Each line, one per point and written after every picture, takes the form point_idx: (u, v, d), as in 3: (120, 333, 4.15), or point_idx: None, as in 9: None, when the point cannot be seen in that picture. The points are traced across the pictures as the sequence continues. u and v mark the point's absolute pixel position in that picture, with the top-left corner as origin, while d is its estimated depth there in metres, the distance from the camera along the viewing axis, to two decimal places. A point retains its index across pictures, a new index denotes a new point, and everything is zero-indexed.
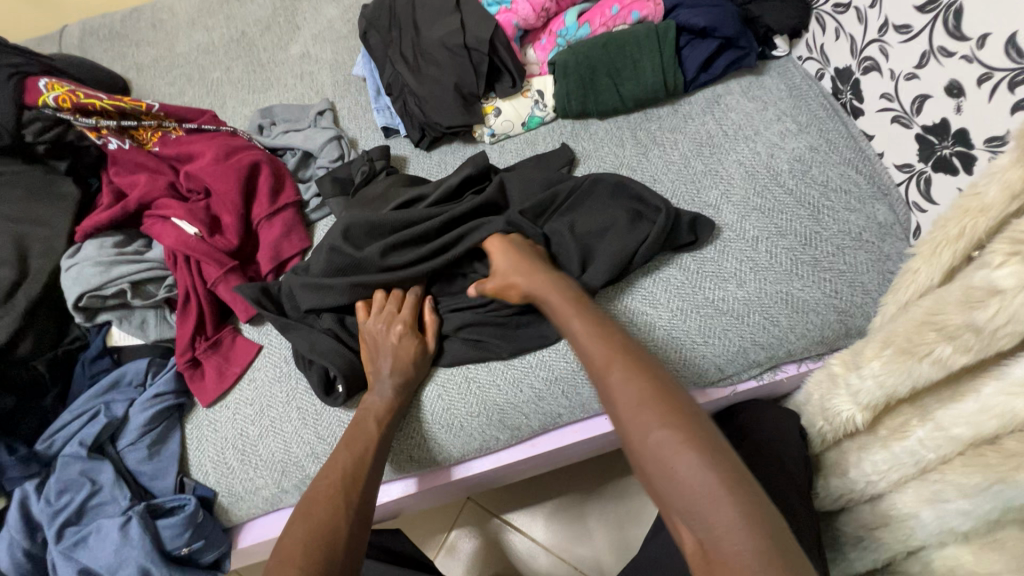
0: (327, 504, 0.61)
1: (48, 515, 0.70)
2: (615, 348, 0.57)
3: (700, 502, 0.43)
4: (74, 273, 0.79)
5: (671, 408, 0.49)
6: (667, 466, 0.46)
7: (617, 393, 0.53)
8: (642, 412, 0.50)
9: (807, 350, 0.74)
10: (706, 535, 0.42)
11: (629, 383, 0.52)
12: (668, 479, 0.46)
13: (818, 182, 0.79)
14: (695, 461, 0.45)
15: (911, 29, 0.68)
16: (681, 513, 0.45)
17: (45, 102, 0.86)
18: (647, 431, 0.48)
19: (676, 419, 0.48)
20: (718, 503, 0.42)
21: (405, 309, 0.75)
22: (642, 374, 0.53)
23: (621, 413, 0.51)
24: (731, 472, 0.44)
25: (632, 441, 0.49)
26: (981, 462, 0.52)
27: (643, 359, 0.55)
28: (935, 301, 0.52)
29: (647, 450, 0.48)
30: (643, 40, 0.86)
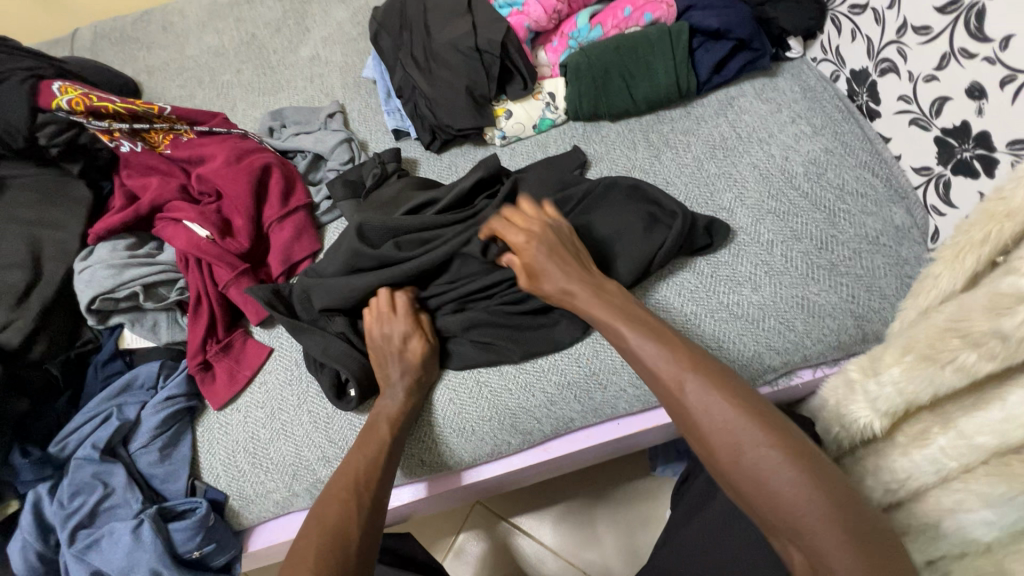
0: (339, 508, 0.61)
1: (61, 517, 0.70)
2: (684, 362, 0.56)
3: (809, 525, 0.45)
4: (87, 276, 0.79)
5: (762, 428, 0.49)
6: (769, 491, 0.47)
7: (700, 414, 0.52)
8: (732, 436, 0.50)
9: (824, 355, 0.73)
10: (817, 557, 0.45)
11: (714, 402, 0.52)
12: (771, 503, 0.47)
13: (833, 185, 0.78)
14: (798, 484, 0.46)
15: (931, 30, 0.67)
16: (789, 535, 0.47)
17: (58, 106, 0.84)
18: (740, 454, 0.49)
19: (772, 440, 0.49)
20: (827, 527, 0.44)
21: (399, 308, 0.74)
22: (719, 392, 0.52)
23: (710, 435, 0.51)
24: (831, 490, 0.46)
25: (725, 464, 0.50)
26: (1007, 472, 0.51)
27: (716, 370, 0.55)
28: (959, 307, 0.51)
29: (745, 475, 0.48)
30: (655, 42, 0.86)
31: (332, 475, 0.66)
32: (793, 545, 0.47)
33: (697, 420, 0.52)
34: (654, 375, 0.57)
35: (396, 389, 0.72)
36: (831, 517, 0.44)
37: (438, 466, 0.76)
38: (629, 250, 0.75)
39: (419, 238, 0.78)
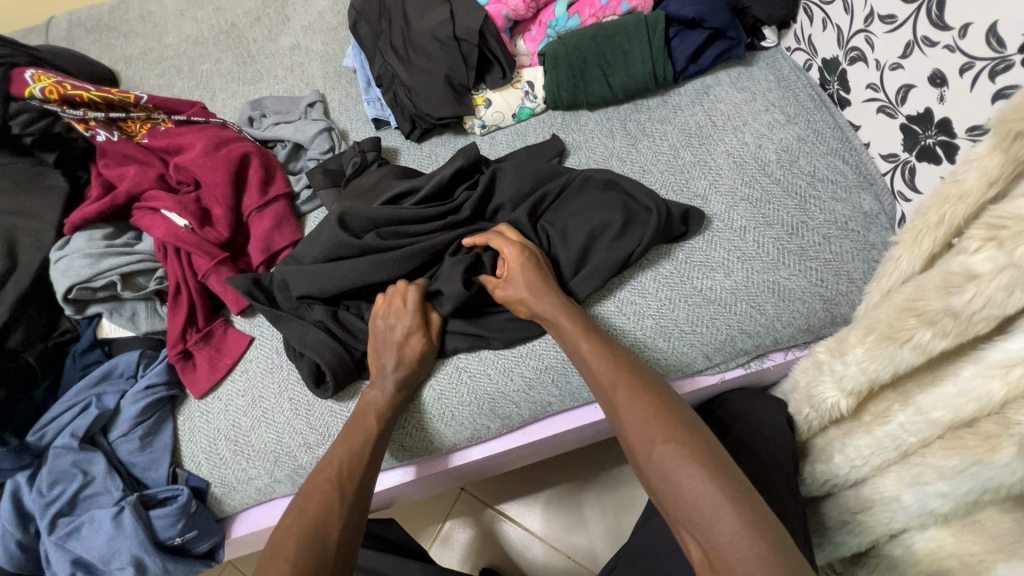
0: (322, 499, 0.62)
1: (40, 506, 0.70)
2: (621, 370, 0.63)
3: (704, 515, 0.49)
4: (64, 265, 0.79)
5: (673, 428, 0.55)
6: (671, 480, 0.52)
7: (625, 415, 0.59)
8: (648, 432, 0.56)
9: (794, 337, 0.75)
10: (711, 546, 0.47)
11: (636, 405, 0.59)
12: (671, 490, 0.51)
13: (805, 172, 0.80)
14: (696, 473, 0.51)
15: (896, 19, 0.68)
16: (687, 526, 0.50)
17: (31, 94, 0.84)
18: (652, 449, 0.55)
19: (681, 437, 0.54)
20: (723, 516, 0.48)
21: (410, 303, 0.74)
22: (640, 396, 0.59)
23: (629, 431, 0.58)
24: (732, 484, 0.50)
25: (639, 458, 0.56)
26: (959, 444, 0.52)
27: (648, 383, 0.62)
28: (916, 288, 0.52)
29: (653, 466, 0.54)
30: (632, 31, 0.86)
31: (317, 464, 0.67)
32: (692, 536, 0.50)
33: (623, 418, 0.59)
34: (594, 382, 0.64)
35: (384, 380, 0.72)
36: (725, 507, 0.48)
37: (421, 450, 0.77)
38: (609, 241, 0.76)
39: (400, 230, 0.78)
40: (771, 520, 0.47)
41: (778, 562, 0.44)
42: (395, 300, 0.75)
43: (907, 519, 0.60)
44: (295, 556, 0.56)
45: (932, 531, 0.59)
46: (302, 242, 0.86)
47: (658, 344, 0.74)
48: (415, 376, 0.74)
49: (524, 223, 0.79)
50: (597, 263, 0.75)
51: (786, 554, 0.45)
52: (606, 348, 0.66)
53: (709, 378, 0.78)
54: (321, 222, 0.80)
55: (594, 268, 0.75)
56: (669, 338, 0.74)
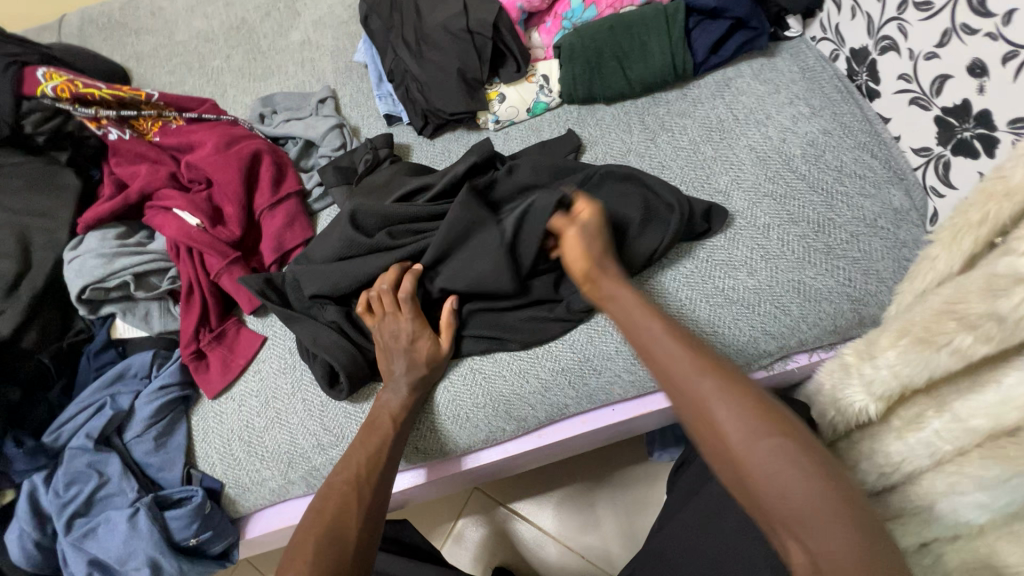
0: (340, 501, 0.62)
1: (57, 506, 0.70)
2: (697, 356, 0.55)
3: (819, 520, 0.44)
4: (77, 265, 0.78)
5: (773, 419, 0.49)
6: (782, 482, 0.46)
7: (715, 404, 0.51)
8: (748, 425, 0.49)
9: (820, 339, 0.73)
10: (828, 553, 0.43)
11: (726, 395, 0.51)
12: (781, 492, 0.46)
13: (832, 167, 0.77)
14: (809, 473, 0.46)
15: (932, 6, 0.65)
16: (796, 531, 0.45)
17: (43, 92, 0.84)
18: (755, 444, 0.48)
19: (783, 431, 0.49)
20: (841, 520, 0.44)
21: (405, 308, 0.73)
22: (726, 386, 0.52)
23: (715, 424, 0.51)
24: (841, 485, 0.46)
25: (734, 454, 0.49)
26: (1001, 454, 0.51)
27: (728, 368, 0.55)
28: (956, 289, 0.51)
29: (757, 465, 0.47)
30: (651, 21, 0.84)
31: (340, 465, 0.66)
32: (798, 541, 0.45)
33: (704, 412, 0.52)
34: (667, 364, 0.56)
35: (400, 381, 0.71)
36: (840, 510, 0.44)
37: (436, 452, 0.76)
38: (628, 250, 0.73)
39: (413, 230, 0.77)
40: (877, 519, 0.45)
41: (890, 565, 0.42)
42: (389, 309, 0.73)
43: None
44: (313, 556, 0.55)
45: None
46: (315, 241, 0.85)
47: None
48: (431, 377, 0.73)
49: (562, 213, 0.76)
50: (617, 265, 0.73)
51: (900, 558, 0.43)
52: (674, 329, 0.59)
53: None
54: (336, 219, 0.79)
55: None
56: None
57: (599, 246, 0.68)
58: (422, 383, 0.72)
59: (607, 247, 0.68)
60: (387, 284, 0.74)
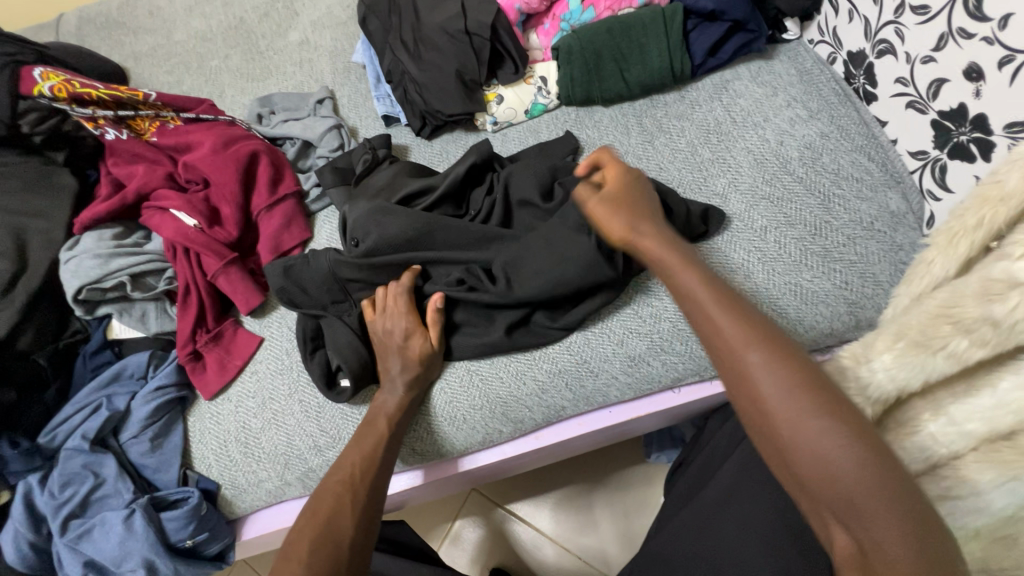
0: (335, 501, 0.61)
1: (51, 507, 0.70)
2: (753, 329, 0.50)
3: (864, 505, 0.41)
4: (73, 266, 0.78)
5: (824, 395, 0.45)
6: (828, 462, 0.42)
7: (760, 374, 0.47)
8: (794, 398, 0.45)
9: (816, 342, 0.73)
10: (873, 541, 0.40)
11: (770, 365, 0.47)
12: (827, 472, 0.42)
13: (829, 170, 0.77)
14: (859, 456, 0.42)
15: (929, 10, 0.65)
16: (839, 513, 0.42)
17: (40, 92, 0.83)
18: (801, 419, 0.44)
19: (836, 409, 0.44)
20: (891, 508, 0.40)
21: (403, 305, 0.73)
22: (774, 356, 0.48)
23: (764, 402, 0.47)
24: (895, 472, 0.41)
25: (776, 427, 0.46)
26: (996, 458, 0.51)
27: (781, 337, 0.50)
28: (951, 293, 0.51)
29: (801, 442, 0.44)
30: (649, 24, 0.84)
31: (336, 465, 0.66)
32: (841, 523, 0.42)
33: (754, 387, 0.47)
34: (708, 328, 0.53)
35: (396, 381, 0.71)
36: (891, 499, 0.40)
37: (433, 454, 0.76)
38: None
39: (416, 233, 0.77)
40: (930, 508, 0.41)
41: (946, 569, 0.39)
42: (388, 308, 0.74)
43: None
44: (306, 557, 0.55)
45: None
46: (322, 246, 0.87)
47: (673, 348, 0.72)
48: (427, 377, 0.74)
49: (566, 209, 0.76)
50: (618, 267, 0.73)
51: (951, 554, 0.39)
52: (719, 291, 0.54)
53: None
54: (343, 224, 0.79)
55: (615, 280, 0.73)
56: (686, 341, 0.72)
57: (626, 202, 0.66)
58: (418, 384, 0.72)
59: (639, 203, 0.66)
60: (391, 283, 0.76)
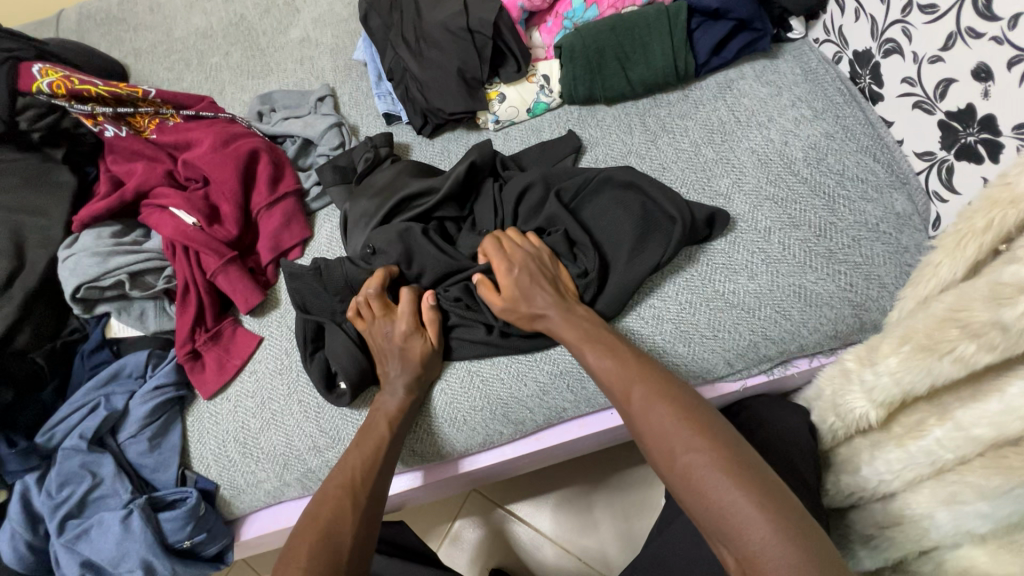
0: (335, 505, 0.61)
1: (49, 508, 0.70)
2: (635, 376, 0.60)
3: (733, 525, 0.46)
4: (72, 264, 0.77)
5: (692, 432, 0.53)
6: (700, 490, 0.49)
7: (644, 423, 0.57)
8: (666, 440, 0.54)
9: (820, 344, 0.72)
10: (746, 555, 0.45)
11: (652, 410, 0.56)
12: (700, 499, 0.49)
13: (834, 170, 0.76)
14: (720, 480, 0.49)
15: (937, 9, 0.64)
16: (718, 535, 0.48)
17: (39, 89, 0.83)
18: (673, 457, 0.52)
19: (703, 442, 0.52)
20: (751, 521, 0.46)
21: (404, 309, 0.73)
22: (656, 400, 0.57)
23: (648, 441, 0.56)
24: (759, 489, 0.47)
25: (661, 466, 0.53)
26: (1003, 463, 0.50)
27: (667, 385, 0.59)
28: (959, 297, 0.51)
29: (676, 474, 0.52)
30: (652, 22, 0.83)
31: (337, 468, 0.66)
32: (725, 546, 0.48)
33: (641, 428, 0.57)
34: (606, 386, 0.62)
35: (396, 383, 0.71)
36: (751, 515, 0.46)
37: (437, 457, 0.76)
38: (628, 266, 0.72)
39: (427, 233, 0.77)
40: (805, 520, 0.46)
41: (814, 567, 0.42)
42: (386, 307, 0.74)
43: (939, 537, 0.56)
44: (306, 561, 0.54)
45: (966, 549, 0.55)
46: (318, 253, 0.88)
47: (677, 350, 0.71)
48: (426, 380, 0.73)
49: (565, 216, 0.75)
50: (617, 274, 0.72)
51: (821, 559, 0.43)
52: (614, 349, 0.64)
53: (729, 385, 0.75)
54: (362, 225, 0.81)
55: (616, 289, 0.71)
56: (689, 342, 0.71)
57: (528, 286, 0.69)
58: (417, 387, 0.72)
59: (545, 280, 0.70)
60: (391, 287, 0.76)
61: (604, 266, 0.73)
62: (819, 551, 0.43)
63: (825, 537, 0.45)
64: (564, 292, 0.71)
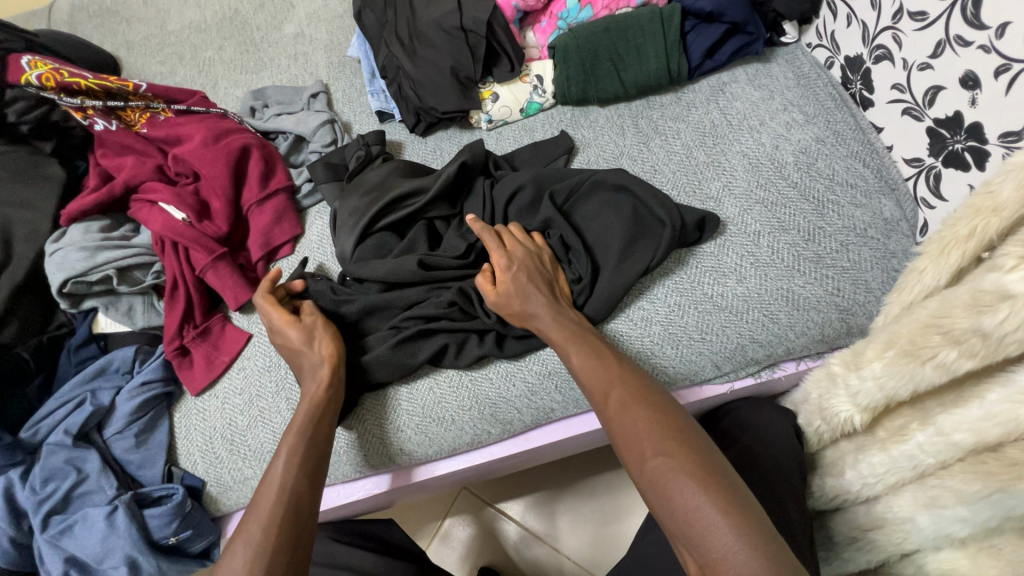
0: (257, 515, 0.56)
1: (33, 503, 0.69)
2: (613, 377, 0.60)
3: (697, 529, 0.47)
4: (59, 258, 0.77)
5: (664, 437, 0.53)
6: (669, 494, 0.49)
7: (619, 424, 0.57)
8: (638, 443, 0.54)
9: (807, 348, 0.72)
10: (707, 561, 0.46)
11: (627, 412, 0.56)
12: (668, 502, 0.49)
13: (823, 175, 0.77)
14: (688, 485, 0.49)
15: (927, 16, 0.65)
16: (683, 540, 0.48)
17: (27, 81, 0.82)
18: (644, 459, 0.52)
19: (674, 448, 0.52)
20: (716, 528, 0.46)
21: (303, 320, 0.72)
22: (633, 403, 0.57)
23: (621, 444, 0.56)
24: (725, 496, 0.48)
25: (632, 468, 0.54)
26: (983, 469, 0.51)
27: (646, 389, 0.59)
28: (942, 303, 0.51)
29: (644, 477, 0.52)
30: (646, 24, 0.83)
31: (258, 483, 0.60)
32: (688, 550, 0.48)
33: (615, 431, 0.57)
34: (585, 386, 0.62)
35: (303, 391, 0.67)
36: (714, 516, 0.46)
37: (383, 459, 0.75)
38: (617, 272, 0.72)
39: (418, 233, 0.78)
40: (769, 530, 0.46)
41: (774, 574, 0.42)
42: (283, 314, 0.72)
43: (919, 540, 0.57)
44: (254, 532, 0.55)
45: (946, 553, 0.55)
46: (308, 252, 0.87)
47: (666, 352, 0.72)
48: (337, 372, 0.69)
49: (559, 220, 0.74)
50: (607, 281, 0.72)
51: (782, 566, 0.43)
52: (599, 350, 0.64)
53: (717, 387, 0.76)
54: (345, 223, 0.79)
55: (605, 292, 0.71)
56: (678, 345, 0.72)
57: (517, 286, 0.68)
58: (319, 384, 0.67)
59: (531, 280, 0.69)
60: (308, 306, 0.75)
61: (595, 271, 0.73)
62: (781, 558, 0.44)
63: (788, 546, 0.46)
64: (552, 290, 0.70)
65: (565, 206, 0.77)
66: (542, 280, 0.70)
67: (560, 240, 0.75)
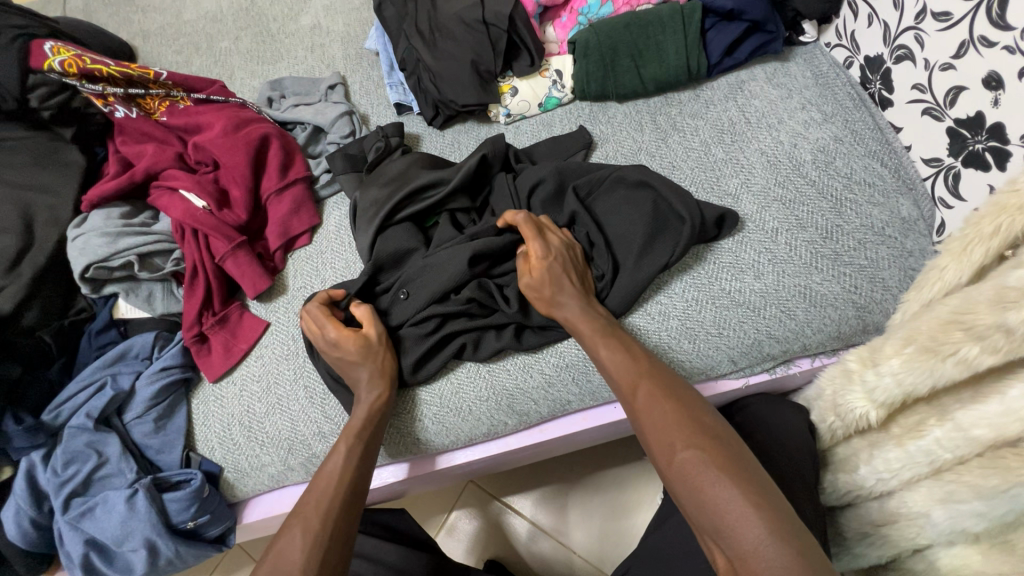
0: (315, 509, 0.60)
1: (54, 485, 0.70)
2: (643, 372, 0.61)
3: (727, 522, 0.47)
4: (81, 243, 0.77)
5: (694, 433, 0.54)
6: (699, 487, 0.50)
7: (648, 417, 0.57)
8: (668, 436, 0.55)
9: (823, 345, 0.73)
10: (735, 553, 0.46)
11: (656, 406, 0.57)
12: (698, 496, 0.50)
13: (842, 174, 0.77)
14: (720, 479, 0.49)
15: (951, 16, 0.65)
16: (711, 533, 0.49)
17: (50, 67, 0.81)
18: (673, 453, 0.53)
19: (704, 444, 0.53)
20: (748, 521, 0.46)
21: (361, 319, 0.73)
22: (662, 398, 0.58)
23: (650, 437, 0.56)
24: (755, 492, 0.48)
25: (661, 461, 0.54)
26: (1000, 464, 0.52)
27: (674, 387, 0.60)
28: (964, 300, 0.52)
29: (674, 471, 0.52)
30: (667, 21, 0.84)
31: (314, 475, 0.64)
32: (716, 543, 0.48)
33: (644, 424, 0.57)
34: (614, 380, 0.63)
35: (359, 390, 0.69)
36: (744, 510, 0.47)
37: (401, 448, 0.76)
38: (636, 269, 0.73)
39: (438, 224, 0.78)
40: (798, 529, 0.46)
41: (804, 567, 0.43)
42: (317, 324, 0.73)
43: (934, 535, 0.58)
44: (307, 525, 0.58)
45: (959, 548, 0.57)
46: (326, 241, 0.87)
47: (683, 346, 0.72)
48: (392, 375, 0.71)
49: (584, 215, 0.75)
50: (626, 278, 0.73)
51: (812, 561, 0.44)
52: (628, 346, 0.65)
53: (732, 383, 0.76)
54: (364, 214, 0.80)
55: (625, 289, 0.72)
56: (694, 339, 0.72)
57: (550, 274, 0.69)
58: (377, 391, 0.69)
59: (562, 271, 0.70)
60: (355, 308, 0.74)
61: (614, 266, 0.74)
62: (811, 555, 0.44)
63: (817, 544, 0.46)
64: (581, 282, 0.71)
65: (587, 201, 0.78)
66: (573, 274, 0.71)
67: (584, 236, 0.76)
